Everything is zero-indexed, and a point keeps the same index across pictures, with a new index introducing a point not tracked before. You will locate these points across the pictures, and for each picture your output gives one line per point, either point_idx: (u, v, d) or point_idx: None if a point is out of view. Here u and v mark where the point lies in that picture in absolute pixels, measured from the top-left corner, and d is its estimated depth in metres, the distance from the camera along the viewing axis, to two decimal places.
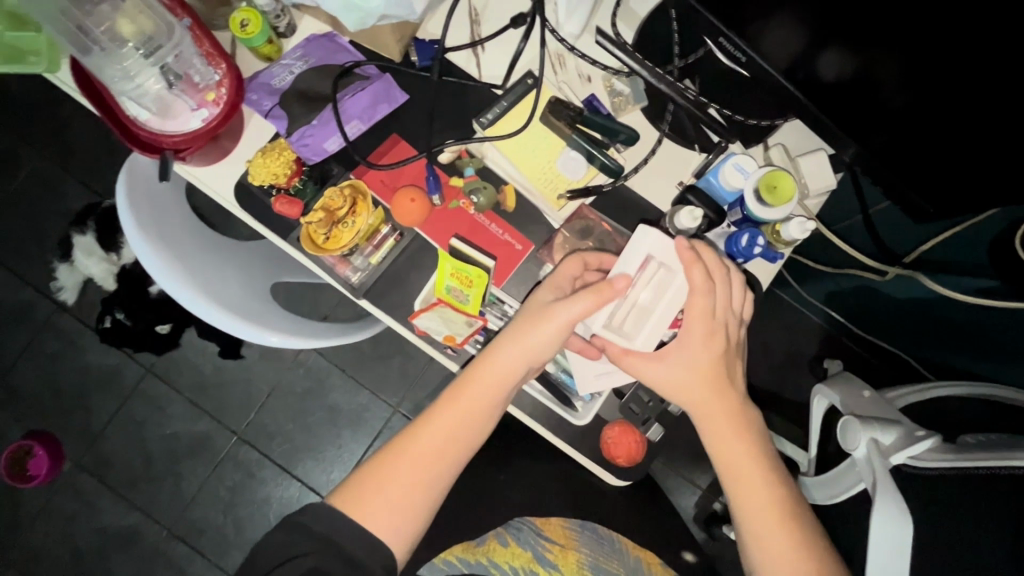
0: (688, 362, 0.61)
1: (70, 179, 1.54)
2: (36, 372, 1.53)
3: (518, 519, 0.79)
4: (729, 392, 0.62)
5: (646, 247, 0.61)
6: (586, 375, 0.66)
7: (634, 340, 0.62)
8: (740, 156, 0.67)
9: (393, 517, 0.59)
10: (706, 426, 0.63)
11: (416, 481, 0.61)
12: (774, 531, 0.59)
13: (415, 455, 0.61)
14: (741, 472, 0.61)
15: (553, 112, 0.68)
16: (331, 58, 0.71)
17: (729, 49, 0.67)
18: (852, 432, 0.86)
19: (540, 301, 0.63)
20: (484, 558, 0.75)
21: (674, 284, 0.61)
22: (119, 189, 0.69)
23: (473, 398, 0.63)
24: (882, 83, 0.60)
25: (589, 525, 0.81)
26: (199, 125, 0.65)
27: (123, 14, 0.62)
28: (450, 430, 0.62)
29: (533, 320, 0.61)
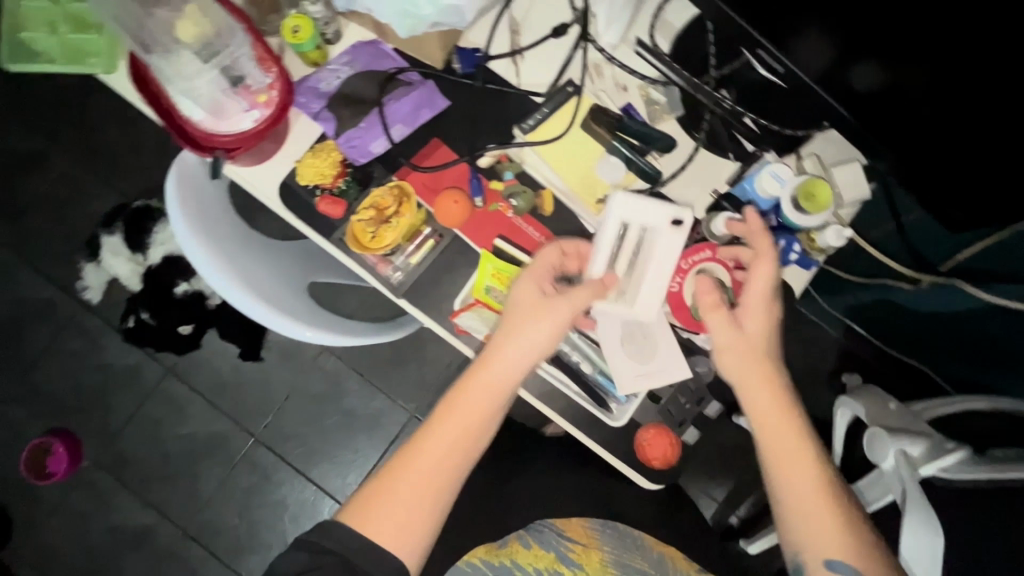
0: (750, 331, 0.64)
1: (99, 181, 1.56)
2: (58, 369, 1.55)
3: (539, 521, 0.80)
4: (770, 370, 0.63)
5: (618, 215, 0.63)
6: (625, 376, 0.66)
7: (632, 304, 0.66)
8: (777, 164, 0.68)
9: (406, 526, 0.59)
10: (750, 403, 0.63)
11: (427, 491, 0.61)
12: (821, 510, 0.59)
13: (425, 464, 0.62)
14: (789, 451, 0.61)
15: (594, 119, 0.70)
16: (376, 65, 0.73)
17: (768, 60, 0.67)
18: (881, 445, 0.86)
19: (530, 295, 0.64)
20: (508, 560, 0.76)
21: (662, 241, 0.64)
22: (167, 185, 0.71)
23: (479, 403, 0.63)
24: (923, 94, 0.61)
25: (610, 524, 0.82)
26: (251, 126, 0.68)
27: (182, 19, 0.64)
28: (460, 439, 0.63)
29: (536, 309, 0.63)
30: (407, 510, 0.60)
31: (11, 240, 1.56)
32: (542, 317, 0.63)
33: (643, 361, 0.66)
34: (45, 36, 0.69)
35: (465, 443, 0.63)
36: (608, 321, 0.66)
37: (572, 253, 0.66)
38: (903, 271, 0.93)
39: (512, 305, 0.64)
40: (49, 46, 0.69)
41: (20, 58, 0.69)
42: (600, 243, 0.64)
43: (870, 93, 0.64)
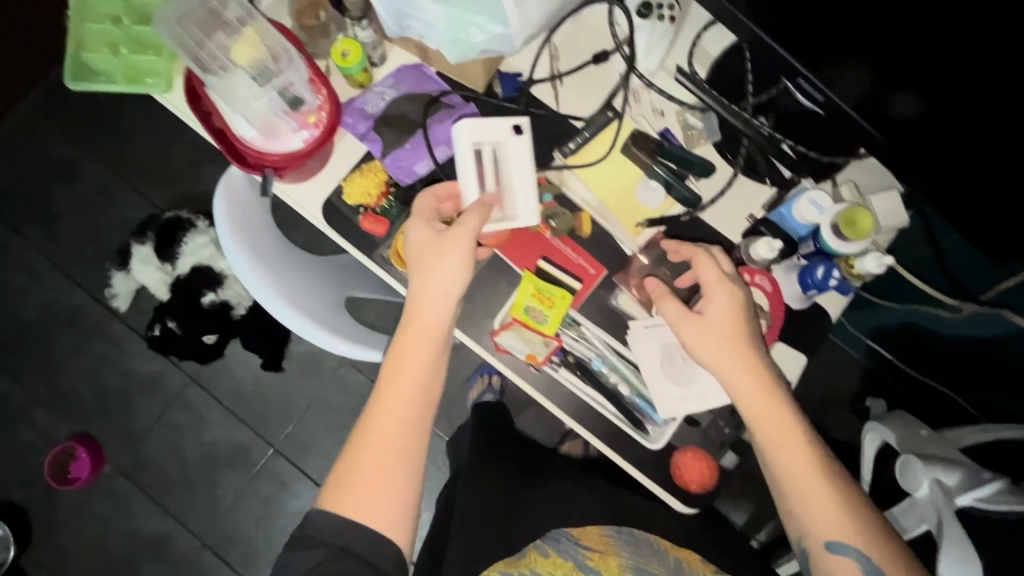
0: (720, 319, 0.64)
1: (132, 192, 1.60)
2: (84, 375, 1.57)
3: (556, 530, 0.79)
4: (751, 349, 0.63)
5: (466, 141, 0.69)
6: (664, 398, 0.67)
7: (517, 215, 0.68)
8: (815, 191, 0.69)
9: (380, 501, 0.60)
10: (735, 387, 0.63)
11: (391, 462, 0.62)
12: (820, 496, 0.60)
13: (381, 432, 0.62)
14: (781, 441, 0.62)
15: (635, 143, 0.72)
16: (420, 88, 0.75)
17: (807, 87, 0.66)
18: (913, 472, 0.88)
19: (428, 237, 0.65)
20: (527, 570, 0.76)
21: (515, 141, 0.70)
22: (216, 195, 0.74)
23: (414, 357, 0.65)
24: (962, 122, 0.61)
25: (625, 531, 0.80)
26: (301, 146, 0.69)
27: (236, 44, 0.67)
28: (407, 398, 0.64)
29: (434, 249, 0.65)
30: (377, 483, 0.60)
31: (44, 247, 1.59)
32: (450, 254, 0.64)
33: (682, 386, 0.67)
34: (105, 55, 0.70)
35: (412, 400, 0.64)
36: (647, 342, 0.68)
37: (448, 196, 0.70)
38: (945, 297, 0.92)
39: (415, 246, 0.66)
40: (110, 66, 0.71)
41: (82, 76, 0.71)
42: (463, 163, 0.69)
43: (912, 121, 0.64)
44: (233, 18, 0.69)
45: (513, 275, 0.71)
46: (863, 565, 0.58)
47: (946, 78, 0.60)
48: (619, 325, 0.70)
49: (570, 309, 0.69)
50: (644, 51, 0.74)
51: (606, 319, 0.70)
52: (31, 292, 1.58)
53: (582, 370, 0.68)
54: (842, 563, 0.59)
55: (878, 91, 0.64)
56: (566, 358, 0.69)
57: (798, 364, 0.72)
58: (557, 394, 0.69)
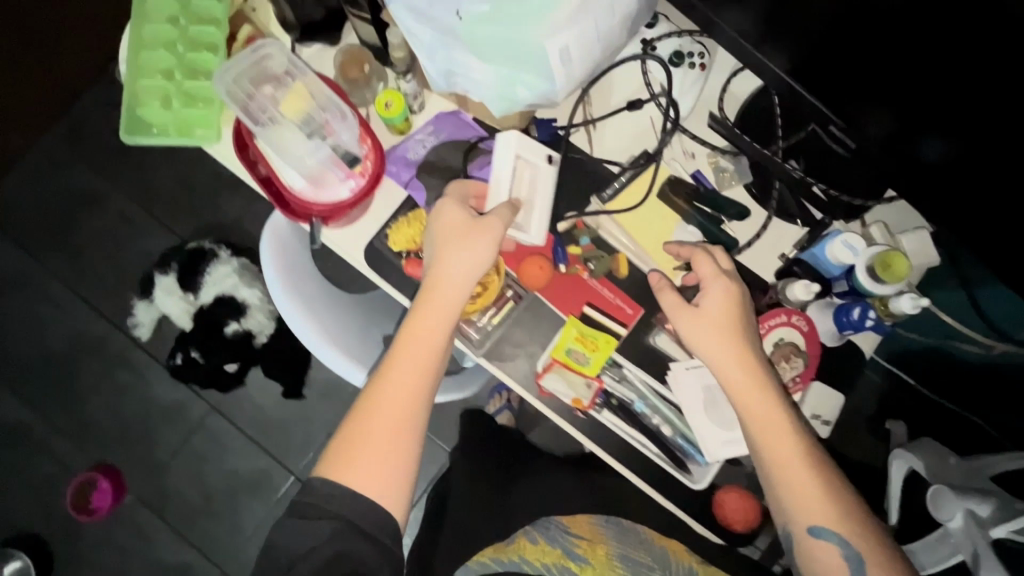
0: (714, 310, 0.65)
1: (151, 220, 1.60)
2: (106, 405, 1.56)
3: (547, 517, 0.88)
4: (743, 342, 0.64)
5: (511, 149, 0.70)
6: (708, 440, 0.68)
7: (529, 231, 0.70)
8: (849, 234, 0.71)
9: (383, 475, 0.62)
10: (726, 378, 0.64)
11: (389, 437, 0.63)
12: (807, 482, 0.60)
13: (380, 413, 0.64)
14: (771, 428, 0.62)
15: (671, 189, 0.75)
16: (459, 134, 0.77)
17: (837, 135, 0.71)
18: (946, 502, 0.88)
19: (444, 227, 0.67)
20: (516, 555, 0.83)
21: (543, 167, 0.72)
22: (262, 239, 0.76)
23: (410, 338, 0.66)
24: (992, 171, 0.62)
25: (612, 520, 0.89)
26: (347, 195, 0.71)
27: (287, 95, 0.69)
28: (408, 378, 0.65)
29: (445, 241, 0.67)
30: (380, 459, 0.62)
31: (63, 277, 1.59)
32: (458, 244, 0.66)
33: (727, 428, 0.68)
34: (158, 110, 0.73)
35: (415, 382, 0.65)
36: (687, 384, 0.69)
37: (473, 196, 0.72)
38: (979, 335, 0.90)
39: (434, 236, 0.68)
40: (163, 119, 0.73)
41: (136, 130, 0.74)
42: (496, 176, 0.70)
43: (939, 161, 0.65)
44: (279, 68, 0.70)
45: (555, 319, 0.73)
46: (844, 551, 0.58)
47: (967, 121, 0.60)
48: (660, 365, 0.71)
49: (613, 352, 0.71)
50: (679, 96, 0.76)
51: (647, 360, 0.72)
52: (54, 323, 1.58)
53: (624, 412, 0.70)
54: (824, 548, 0.59)
55: (902, 128, 0.66)
56: (609, 400, 0.70)
57: (835, 403, 0.72)
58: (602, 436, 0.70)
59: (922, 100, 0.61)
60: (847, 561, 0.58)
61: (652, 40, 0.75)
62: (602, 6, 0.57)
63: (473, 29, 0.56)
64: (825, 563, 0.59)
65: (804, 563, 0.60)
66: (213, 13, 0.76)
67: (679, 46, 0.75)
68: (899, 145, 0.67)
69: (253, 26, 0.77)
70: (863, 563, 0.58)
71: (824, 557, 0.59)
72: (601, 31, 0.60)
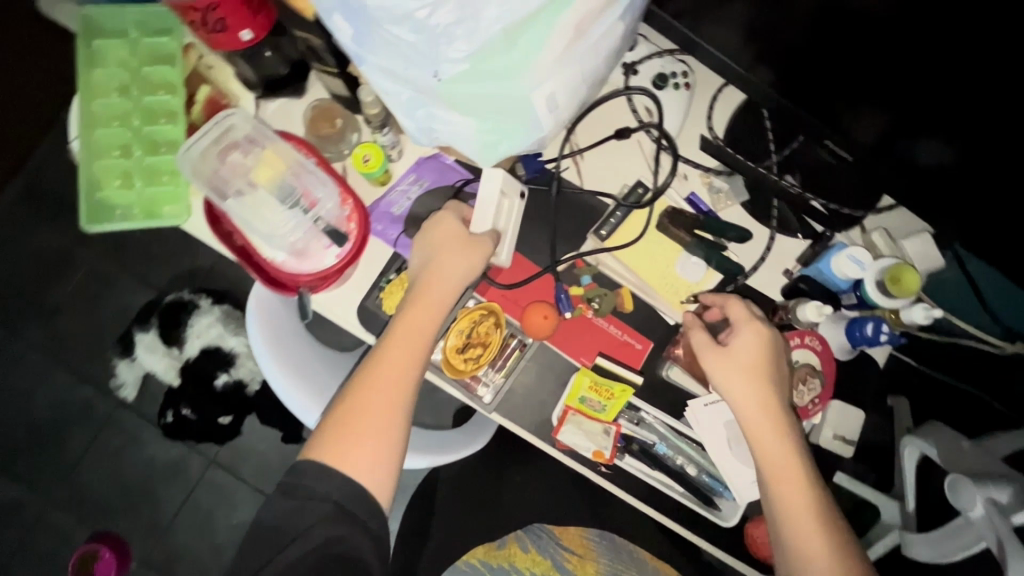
0: (742, 354, 0.64)
1: (120, 271, 1.47)
2: (100, 471, 1.42)
3: (536, 525, 0.85)
4: (771, 393, 0.63)
5: (498, 185, 0.67)
6: (733, 477, 0.67)
7: (500, 257, 0.69)
8: (854, 249, 0.70)
9: (367, 463, 0.58)
10: (749, 425, 0.63)
11: (373, 428, 0.60)
12: (815, 537, 0.58)
13: (363, 406, 0.60)
14: (788, 476, 0.61)
15: (671, 219, 0.72)
16: (442, 180, 0.73)
17: (834, 148, 0.70)
18: (959, 490, 0.77)
19: (443, 229, 0.66)
20: (506, 562, 0.82)
21: (518, 204, 0.70)
22: (247, 316, 0.70)
23: (408, 329, 0.63)
24: (993, 172, 0.60)
25: (606, 535, 0.86)
26: (334, 262, 0.67)
27: (258, 163, 0.65)
28: (396, 374, 0.62)
29: (447, 238, 0.66)
30: (365, 447, 0.59)
31: (32, 341, 1.45)
32: (458, 253, 0.65)
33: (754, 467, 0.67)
34: (120, 191, 0.69)
35: (402, 374, 0.62)
36: (707, 421, 0.68)
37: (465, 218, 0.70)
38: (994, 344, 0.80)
39: (433, 238, 0.66)
40: (127, 200, 0.69)
41: (98, 215, 0.68)
42: (483, 202, 0.67)
43: (936, 165, 0.64)
44: (248, 134, 0.66)
45: (567, 365, 0.70)
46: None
47: (967, 124, 0.57)
48: (679, 404, 0.70)
49: (629, 398, 0.69)
50: (666, 118, 0.73)
51: (662, 399, 0.70)
52: (36, 392, 1.44)
53: (646, 456, 0.68)
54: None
55: (901, 137, 0.64)
56: (630, 446, 0.68)
57: (859, 420, 0.73)
58: (628, 482, 0.68)
59: (918, 109, 0.60)
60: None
61: (633, 63, 0.73)
62: (586, 47, 0.54)
63: (454, 86, 0.52)
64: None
65: None
66: (167, 79, 0.71)
67: (661, 67, 0.73)
68: (895, 150, 0.65)
69: (212, 85, 0.72)
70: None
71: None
72: (584, 71, 0.56)
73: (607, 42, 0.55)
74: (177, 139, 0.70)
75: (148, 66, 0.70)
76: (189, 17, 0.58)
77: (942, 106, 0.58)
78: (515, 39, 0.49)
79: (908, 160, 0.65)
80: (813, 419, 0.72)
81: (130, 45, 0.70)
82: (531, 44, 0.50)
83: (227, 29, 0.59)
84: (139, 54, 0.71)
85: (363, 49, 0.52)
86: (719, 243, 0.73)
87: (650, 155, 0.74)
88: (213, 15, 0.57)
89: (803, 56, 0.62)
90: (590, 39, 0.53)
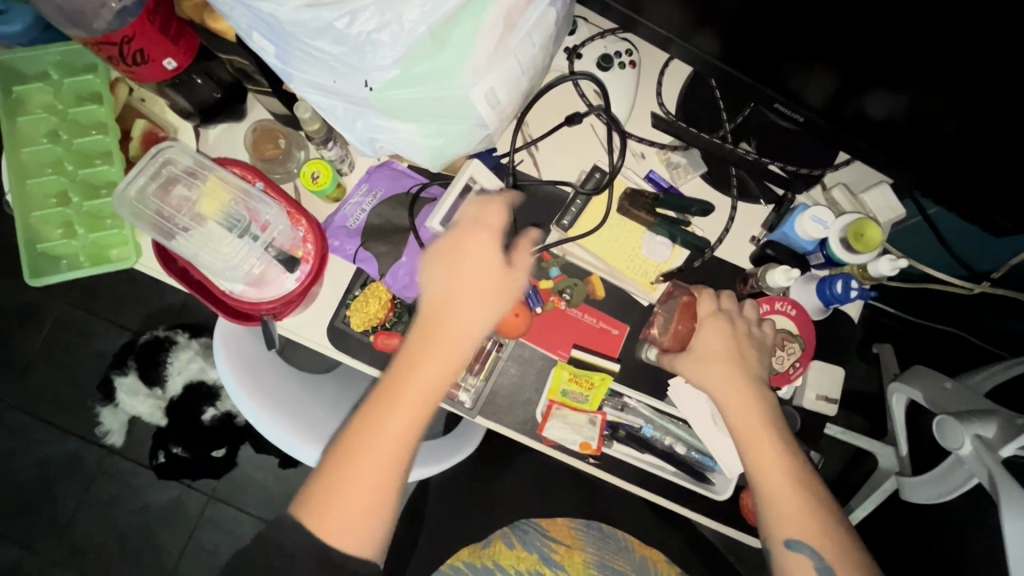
0: (712, 357, 0.64)
1: (89, 317, 1.42)
2: (95, 523, 1.39)
3: (523, 521, 0.84)
4: (758, 403, 0.63)
5: (466, 171, 0.68)
6: (721, 449, 0.68)
7: None
8: (815, 208, 0.70)
9: (355, 521, 0.55)
10: (747, 443, 0.62)
11: (367, 489, 0.55)
12: (790, 501, 0.59)
13: (368, 466, 0.55)
14: (762, 443, 0.61)
15: (630, 201, 0.71)
16: (397, 187, 0.71)
17: (785, 112, 0.67)
18: (947, 431, 0.75)
19: (471, 243, 0.59)
20: (490, 560, 0.79)
21: None
22: (215, 347, 0.68)
23: (418, 380, 0.57)
24: (941, 118, 0.61)
25: (594, 525, 0.85)
26: (295, 286, 0.65)
27: (203, 193, 0.63)
28: (396, 431, 0.56)
29: (466, 275, 0.58)
30: (355, 510, 0.55)
31: (7, 401, 1.40)
32: (482, 292, 0.58)
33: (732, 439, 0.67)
34: (62, 241, 0.66)
35: (406, 439, 0.56)
36: (690, 398, 0.68)
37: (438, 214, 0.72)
38: (961, 287, 0.79)
39: (451, 264, 0.58)
40: (70, 250, 0.67)
41: (41, 269, 0.66)
42: (442, 201, 0.67)
43: (886, 117, 0.64)
44: (187, 166, 0.63)
45: (545, 360, 0.70)
46: (818, 565, 0.58)
47: (915, 69, 0.57)
48: (661, 383, 0.70)
49: (610, 385, 0.69)
50: (613, 100, 0.72)
51: (644, 381, 0.70)
52: (20, 452, 1.39)
53: (635, 441, 0.68)
54: (798, 560, 0.58)
55: (849, 93, 0.64)
56: (617, 432, 0.68)
57: (840, 377, 0.74)
58: (619, 468, 0.68)
59: (863, 62, 0.59)
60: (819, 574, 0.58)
61: (575, 47, 0.72)
62: (520, 39, 0.52)
63: (388, 95, 0.51)
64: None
65: None
66: (96, 118, 0.68)
67: (604, 48, 0.72)
68: (845, 105, 0.65)
69: (148, 119, 0.69)
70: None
71: (797, 569, 0.58)
72: (523, 63, 0.55)
73: (541, 31, 0.54)
74: (115, 179, 0.68)
75: (75, 108, 0.67)
76: (104, 53, 0.54)
77: (884, 57, 0.58)
78: (442, 39, 0.48)
79: (859, 115, 0.65)
80: (794, 383, 0.72)
81: (53, 88, 0.68)
82: (460, 44, 0.49)
83: (149, 60, 0.56)
84: (65, 97, 0.68)
85: (288, 66, 0.51)
86: (681, 219, 0.72)
87: (603, 138, 0.74)
88: (130, 47, 0.54)
89: (742, 24, 0.62)
90: (522, 31, 0.52)
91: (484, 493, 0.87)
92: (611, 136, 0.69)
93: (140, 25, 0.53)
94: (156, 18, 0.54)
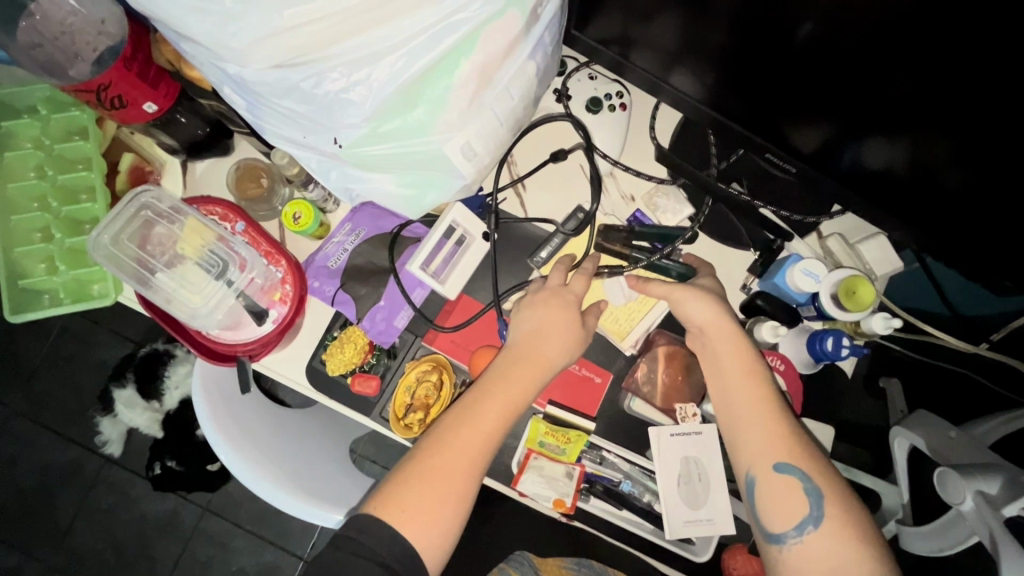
0: (716, 324, 0.64)
1: (92, 327, 1.42)
2: (92, 532, 1.37)
3: (518, 553, 0.81)
4: (749, 348, 0.64)
5: (447, 217, 0.67)
6: (674, 522, 0.63)
7: (443, 284, 0.68)
8: (808, 261, 0.67)
9: (433, 521, 0.55)
10: (726, 379, 0.63)
11: (446, 491, 0.56)
12: (773, 429, 0.60)
13: (440, 456, 0.57)
14: (739, 381, 0.63)
15: (605, 238, 0.71)
16: (381, 227, 0.70)
17: (776, 162, 0.65)
18: (944, 482, 0.65)
19: (560, 303, 0.64)
20: None
21: (475, 245, 0.69)
22: (193, 383, 0.67)
23: (498, 383, 0.61)
24: (942, 172, 0.56)
25: (585, 562, 0.80)
26: (271, 327, 0.66)
27: (182, 235, 0.63)
28: (479, 446, 0.58)
29: (547, 299, 0.64)
30: (427, 476, 0.56)
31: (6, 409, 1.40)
32: (563, 331, 0.63)
33: (696, 507, 0.64)
34: (43, 276, 0.67)
35: (484, 440, 0.59)
36: (669, 452, 0.65)
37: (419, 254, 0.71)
38: (959, 345, 0.77)
39: (535, 296, 0.65)
40: (51, 285, 0.67)
41: (23, 304, 0.67)
42: (425, 242, 0.67)
43: (885, 165, 0.60)
44: (166, 210, 0.63)
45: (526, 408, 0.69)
46: (804, 485, 0.58)
47: (917, 118, 0.52)
48: (641, 435, 0.69)
49: (589, 439, 0.67)
50: (601, 141, 0.71)
51: (622, 430, 0.69)
52: (21, 458, 1.38)
53: (611, 496, 0.66)
54: (784, 481, 0.58)
55: (846, 141, 0.60)
56: (593, 486, 0.67)
57: (828, 436, 0.75)
58: (593, 520, 0.67)
59: (861, 111, 0.55)
60: (807, 494, 0.57)
61: (564, 87, 0.71)
62: (496, 94, 0.51)
63: (357, 151, 0.50)
64: (788, 510, 0.57)
65: (778, 518, 0.58)
66: (82, 153, 0.68)
67: (595, 90, 0.71)
68: (841, 153, 0.61)
69: (135, 152, 0.69)
70: (822, 498, 0.57)
71: (784, 490, 0.58)
72: (502, 115, 0.53)
73: (520, 84, 0.52)
74: (97, 215, 0.68)
75: (61, 143, 0.68)
76: (82, 97, 0.54)
77: (880, 120, 0.55)
78: (412, 96, 0.47)
79: (857, 165, 0.61)
80: None
81: (41, 123, 0.68)
82: (431, 100, 0.48)
83: (128, 103, 0.56)
84: (53, 132, 0.68)
85: (258, 119, 0.50)
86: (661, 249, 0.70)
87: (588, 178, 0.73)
88: (108, 94, 0.54)
89: (736, 68, 0.58)
90: (499, 84, 0.50)
91: (473, 528, 0.85)
92: (598, 175, 0.69)
93: (115, 73, 0.52)
94: (135, 65, 0.54)
